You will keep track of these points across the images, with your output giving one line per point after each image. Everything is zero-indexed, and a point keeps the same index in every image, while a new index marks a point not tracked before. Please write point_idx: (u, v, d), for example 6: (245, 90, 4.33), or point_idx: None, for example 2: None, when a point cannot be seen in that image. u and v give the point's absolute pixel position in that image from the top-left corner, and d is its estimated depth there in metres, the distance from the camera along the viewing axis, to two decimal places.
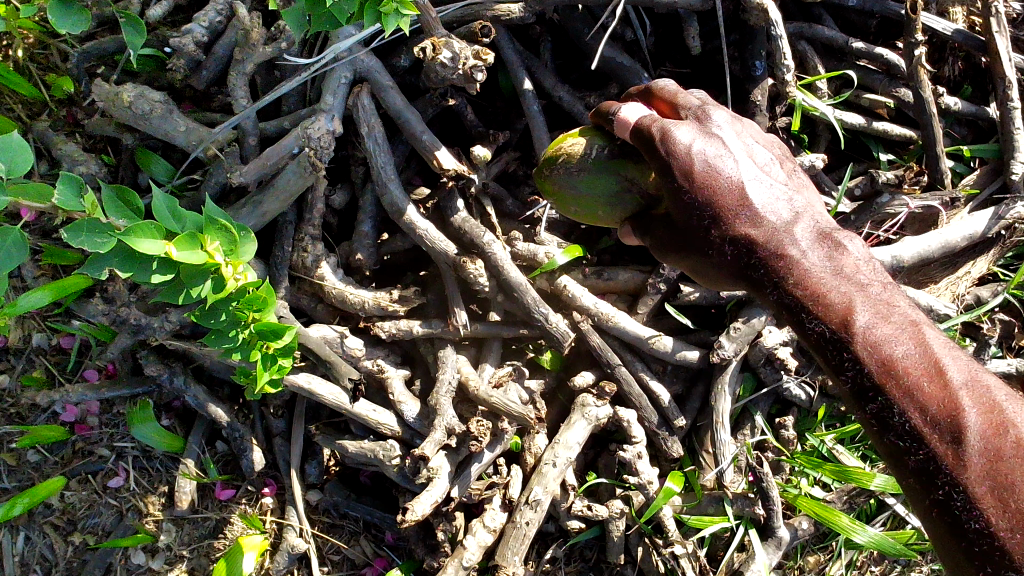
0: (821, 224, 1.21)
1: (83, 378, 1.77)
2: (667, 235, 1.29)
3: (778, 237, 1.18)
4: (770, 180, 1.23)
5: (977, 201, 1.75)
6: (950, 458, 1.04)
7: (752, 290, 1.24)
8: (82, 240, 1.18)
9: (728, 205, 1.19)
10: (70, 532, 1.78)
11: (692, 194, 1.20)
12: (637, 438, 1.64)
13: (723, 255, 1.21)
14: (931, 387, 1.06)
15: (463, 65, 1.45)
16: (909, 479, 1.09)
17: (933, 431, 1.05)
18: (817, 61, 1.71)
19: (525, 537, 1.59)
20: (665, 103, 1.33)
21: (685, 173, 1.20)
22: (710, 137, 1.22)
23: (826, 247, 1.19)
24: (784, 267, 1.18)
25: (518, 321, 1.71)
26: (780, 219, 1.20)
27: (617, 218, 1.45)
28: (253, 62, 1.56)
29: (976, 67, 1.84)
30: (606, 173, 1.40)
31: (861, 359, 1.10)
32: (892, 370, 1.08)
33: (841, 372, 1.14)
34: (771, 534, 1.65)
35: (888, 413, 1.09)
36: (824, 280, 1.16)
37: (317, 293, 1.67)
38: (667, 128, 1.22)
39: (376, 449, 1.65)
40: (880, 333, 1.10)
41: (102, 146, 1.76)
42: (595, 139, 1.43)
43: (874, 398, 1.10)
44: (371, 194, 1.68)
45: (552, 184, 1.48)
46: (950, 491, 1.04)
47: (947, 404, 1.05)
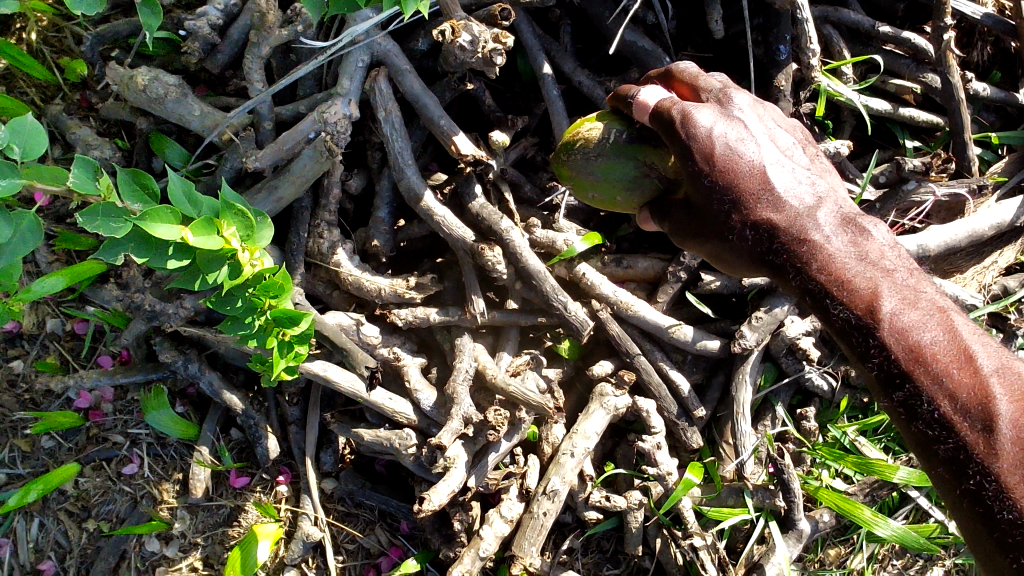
0: (844, 208, 1.21)
1: (98, 365, 1.76)
2: (685, 220, 1.27)
3: (801, 222, 1.18)
4: (793, 165, 1.21)
5: (1005, 188, 1.71)
6: (981, 445, 1.07)
7: (772, 275, 1.24)
8: (97, 225, 1.16)
9: (750, 190, 1.18)
10: (84, 518, 1.78)
11: (714, 179, 1.18)
12: (656, 429, 1.62)
13: (744, 240, 1.20)
14: (960, 374, 1.09)
15: (483, 49, 1.43)
16: (937, 465, 1.13)
17: (963, 419, 1.08)
18: (842, 45, 1.68)
19: (542, 528, 1.57)
20: (683, 85, 1.31)
21: (706, 157, 1.18)
22: (732, 120, 1.20)
23: (849, 232, 1.20)
24: (808, 253, 1.18)
25: (537, 309, 1.68)
26: (803, 204, 1.19)
27: (636, 204, 1.43)
28: (269, 45, 1.54)
29: (1005, 52, 1.80)
30: (624, 158, 1.37)
31: (889, 347, 1.12)
32: (921, 357, 1.11)
33: (866, 359, 1.16)
34: (792, 526, 1.63)
35: (916, 400, 1.12)
36: (849, 266, 1.17)
37: (333, 279, 1.65)
38: (687, 111, 1.20)
39: (391, 439, 1.63)
40: (907, 320, 1.12)
41: (117, 130, 1.75)
42: (612, 123, 1.40)
43: (902, 385, 1.13)
44: (388, 180, 1.66)
45: (569, 169, 1.46)
46: (982, 479, 1.07)
47: (977, 391, 1.08)
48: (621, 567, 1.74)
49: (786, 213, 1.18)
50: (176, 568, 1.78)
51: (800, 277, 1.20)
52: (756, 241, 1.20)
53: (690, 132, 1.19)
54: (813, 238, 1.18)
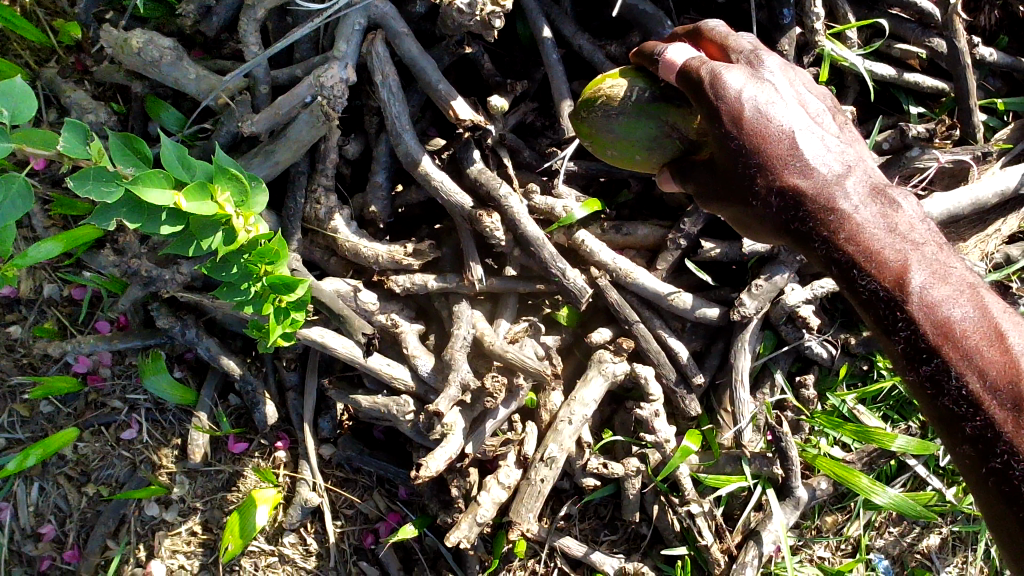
0: (872, 178, 1.19)
1: (96, 330, 1.75)
2: (709, 184, 1.25)
3: (829, 190, 1.14)
4: (823, 132, 1.19)
5: (1010, 156, 1.70)
6: (1010, 425, 1.04)
7: (796, 243, 1.20)
8: (88, 190, 1.15)
9: (779, 155, 1.15)
10: (83, 483, 1.78)
11: (742, 142, 1.16)
12: (654, 396, 1.61)
13: (768, 207, 1.17)
14: (990, 351, 1.06)
15: (482, 12, 1.40)
16: (961, 445, 1.10)
17: (992, 398, 1.05)
18: (847, 9, 1.65)
19: (540, 494, 1.58)
20: (713, 47, 1.29)
21: (734, 120, 1.16)
22: (762, 84, 1.18)
23: (879, 202, 1.17)
24: (834, 222, 1.14)
25: (535, 276, 1.67)
26: (832, 171, 1.16)
27: (655, 163, 1.41)
28: (265, 8, 1.52)
29: (1014, 16, 1.76)
30: (647, 117, 1.35)
31: (918, 321, 1.09)
32: (950, 333, 1.07)
33: (892, 333, 1.12)
34: (789, 493, 1.63)
35: (943, 376, 1.09)
36: (877, 237, 1.14)
37: (330, 245, 1.64)
38: (718, 73, 1.17)
39: (389, 405, 1.62)
40: (938, 294, 1.09)
41: (112, 94, 1.73)
42: (636, 80, 1.37)
43: (928, 360, 1.09)
44: (386, 145, 1.64)
45: (588, 127, 1.43)
46: (1010, 460, 1.04)
47: (1008, 370, 1.05)
48: (619, 533, 1.74)
49: (815, 179, 1.14)
50: (176, 532, 1.78)
51: (825, 246, 1.16)
52: (782, 208, 1.18)
53: (720, 93, 1.17)
54: (841, 206, 1.15)
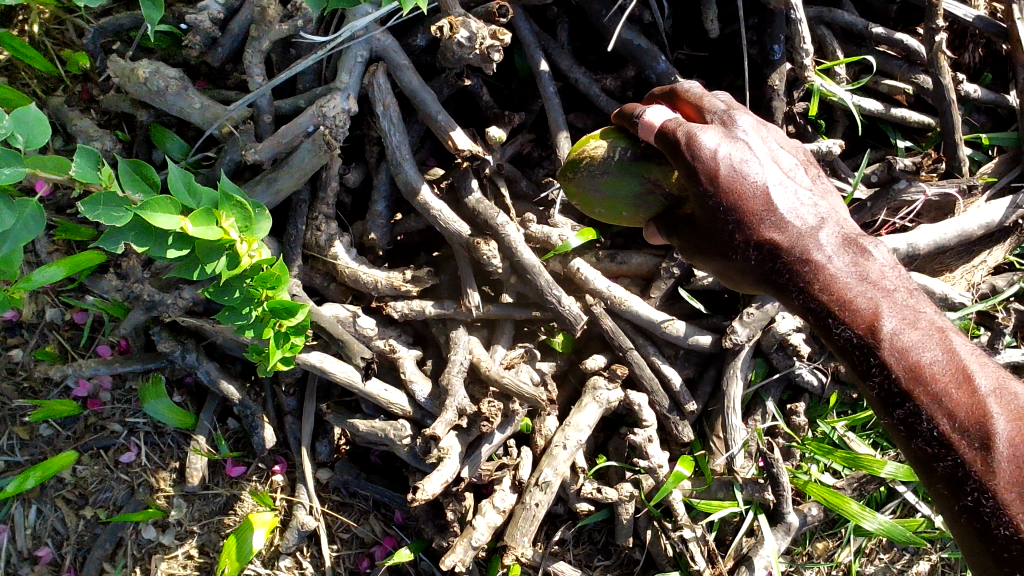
0: (845, 229, 1.22)
1: (96, 354, 1.78)
2: (691, 235, 1.29)
3: (802, 242, 1.18)
4: (796, 185, 1.23)
5: (994, 190, 1.74)
6: (979, 463, 1.08)
7: (775, 292, 1.24)
8: (98, 213, 1.18)
9: (754, 210, 1.19)
10: (81, 505, 1.80)
11: (718, 198, 1.20)
12: (648, 421, 1.64)
13: (747, 259, 1.21)
14: (958, 393, 1.09)
15: (481, 45, 1.45)
16: (937, 484, 1.13)
17: (961, 437, 1.09)
18: (836, 46, 1.70)
19: (534, 518, 1.60)
20: (689, 106, 1.33)
21: (709, 177, 1.20)
22: (736, 142, 1.22)
23: (850, 252, 1.20)
24: (809, 272, 1.18)
25: (531, 303, 1.70)
26: (805, 224, 1.20)
27: (642, 218, 1.44)
28: (270, 40, 1.56)
29: (997, 54, 1.81)
30: (629, 175, 1.39)
31: (890, 366, 1.12)
32: (920, 377, 1.11)
33: (867, 378, 1.16)
34: (781, 519, 1.65)
35: (916, 418, 1.12)
36: (849, 286, 1.17)
37: (330, 272, 1.67)
38: (692, 132, 1.21)
39: (387, 429, 1.65)
40: (908, 339, 1.12)
41: (117, 123, 1.76)
42: (617, 141, 1.42)
43: (902, 404, 1.13)
44: (386, 174, 1.68)
45: (577, 187, 1.48)
46: (980, 497, 1.07)
47: (975, 410, 1.08)
48: (612, 559, 1.76)
49: (789, 233, 1.18)
50: (172, 556, 1.80)
51: (802, 295, 1.19)
52: (759, 260, 1.22)
53: (695, 153, 1.21)
54: (815, 257, 1.19)
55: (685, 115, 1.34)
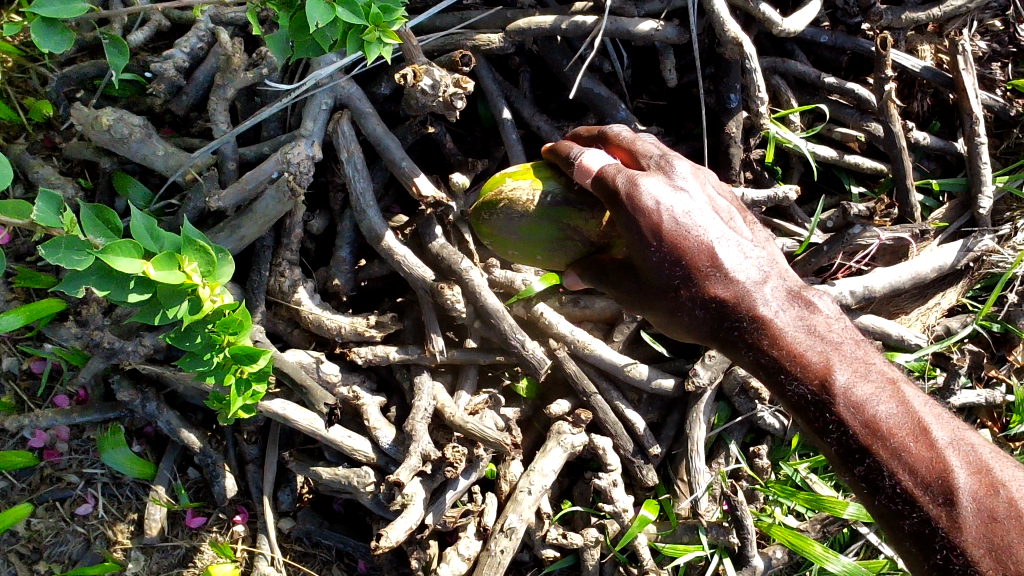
0: (788, 282, 1.27)
1: (54, 404, 1.75)
2: (630, 287, 1.30)
3: (749, 296, 1.22)
4: (739, 238, 1.26)
5: (945, 234, 1.78)
6: (944, 519, 1.13)
7: (722, 346, 1.28)
8: (59, 257, 1.17)
9: (700, 264, 1.22)
10: (35, 560, 1.74)
11: (663, 253, 1.22)
12: (612, 466, 1.64)
13: (693, 316, 1.25)
14: (917, 447, 1.16)
15: (444, 93, 1.47)
16: (904, 542, 1.18)
17: (924, 493, 1.15)
18: (790, 95, 1.75)
19: (499, 565, 1.58)
20: (623, 152, 1.36)
21: (654, 231, 1.22)
22: (678, 191, 1.24)
23: (796, 306, 1.25)
24: (758, 327, 1.23)
25: (495, 348, 1.70)
26: (750, 278, 1.23)
27: (556, 262, 1.49)
28: (234, 88, 1.58)
29: (944, 103, 1.87)
30: (550, 221, 1.43)
31: (847, 421, 1.18)
32: (878, 432, 1.17)
33: (825, 434, 1.22)
34: (745, 562, 1.64)
35: (877, 474, 1.17)
36: (798, 340, 1.23)
37: (293, 318, 1.67)
38: (633, 183, 1.23)
39: (350, 477, 1.63)
40: (861, 394, 1.19)
41: (80, 170, 1.76)
42: (540, 184, 1.45)
43: (861, 460, 1.19)
44: (350, 221, 1.69)
45: (490, 227, 1.51)
46: (949, 553, 1.13)
47: (935, 465, 1.15)
48: None
49: (734, 287, 1.21)
50: None
51: (752, 351, 1.24)
52: (707, 315, 1.25)
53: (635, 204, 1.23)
54: (761, 312, 1.23)
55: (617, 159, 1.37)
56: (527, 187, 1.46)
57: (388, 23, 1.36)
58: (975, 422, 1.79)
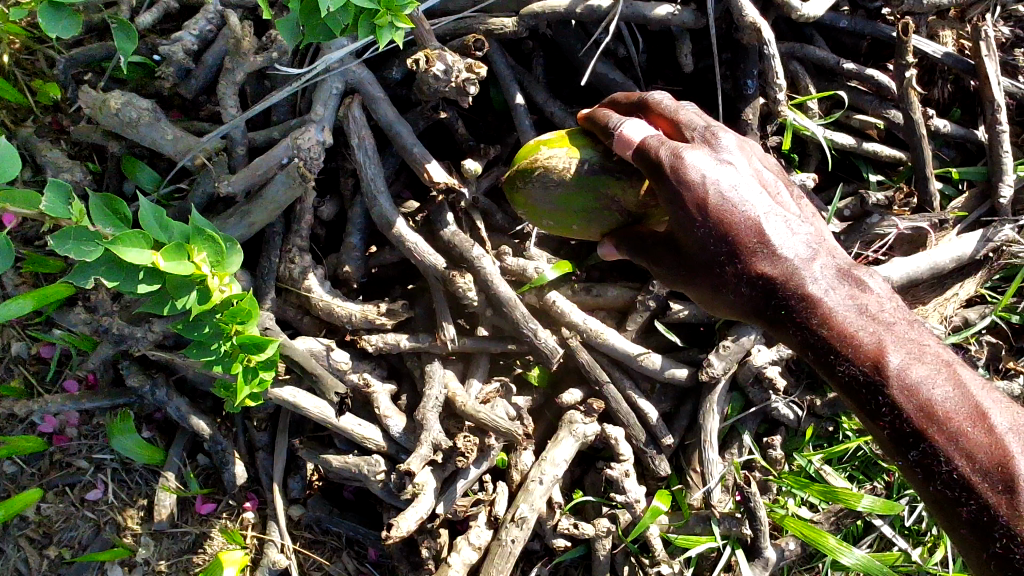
0: (839, 260, 1.23)
1: (63, 389, 1.74)
2: (672, 264, 1.26)
3: (799, 275, 1.18)
4: (786, 214, 1.21)
5: (965, 223, 1.76)
6: (1003, 506, 1.11)
7: (769, 326, 1.24)
8: (68, 247, 1.17)
9: (748, 241, 1.18)
10: (45, 545, 1.75)
11: (709, 230, 1.18)
12: (625, 456, 1.63)
13: (740, 295, 1.21)
14: (976, 432, 1.13)
15: (457, 78, 1.45)
16: (960, 528, 1.16)
17: (982, 480, 1.13)
18: (808, 81, 1.72)
19: (510, 555, 1.58)
20: (665, 122, 1.31)
21: (699, 206, 1.18)
22: (725, 166, 1.20)
23: (847, 284, 1.21)
24: (807, 307, 1.19)
25: (507, 336, 1.69)
26: (799, 255, 1.19)
27: (593, 231, 1.47)
28: (244, 72, 1.56)
29: (965, 90, 1.84)
30: (588, 189, 1.40)
31: (901, 405, 1.15)
32: (933, 416, 1.14)
33: (877, 418, 1.19)
34: (758, 554, 1.64)
35: (932, 459, 1.15)
36: (849, 321, 1.19)
37: (304, 305, 1.65)
38: (678, 157, 1.19)
39: (360, 465, 1.62)
40: (916, 376, 1.15)
41: (88, 154, 1.75)
42: (576, 151, 1.42)
43: (915, 444, 1.16)
44: (361, 206, 1.67)
45: (524, 197, 1.48)
46: (1008, 542, 1.11)
47: (994, 450, 1.12)
48: None
49: (784, 265, 1.17)
50: None
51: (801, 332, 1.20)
52: (753, 294, 1.21)
53: (681, 178, 1.19)
54: (811, 291, 1.19)
55: (658, 128, 1.32)
56: (563, 153, 1.43)
57: (401, 7, 1.34)
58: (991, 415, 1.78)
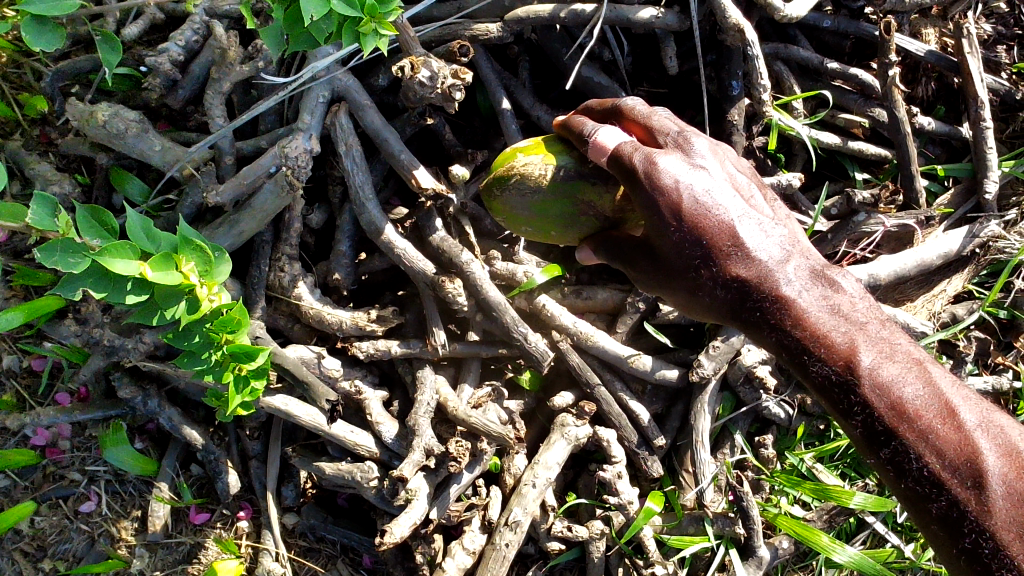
0: (811, 261, 1.23)
1: (55, 402, 1.74)
2: (648, 267, 1.26)
3: (772, 277, 1.19)
4: (760, 216, 1.22)
5: (951, 219, 1.77)
6: (972, 501, 1.13)
7: (743, 327, 1.25)
8: (55, 260, 1.17)
9: (722, 244, 1.19)
10: (39, 558, 1.74)
11: (684, 234, 1.19)
12: (617, 458, 1.63)
13: (715, 297, 1.22)
14: (946, 429, 1.14)
15: (442, 85, 1.46)
16: (931, 524, 1.18)
17: (951, 476, 1.14)
18: (793, 81, 1.72)
19: (504, 559, 1.57)
20: (638, 127, 1.31)
21: (673, 211, 1.19)
22: (698, 171, 1.21)
23: (820, 285, 1.22)
24: (779, 308, 1.20)
25: (498, 340, 1.69)
26: (772, 257, 1.20)
27: (571, 237, 1.48)
28: (230, 81, 1.56)
29: (949, 87, 1.85)
30: (563, 195, 1.41)
31: (873, 404, 1.16)
32: (904, 414, 1.15)
33: (850, 416, 1.19)
34: (752, 553, 1.64)
35: (903, 457, 1.16)
36: (822, 321, 1.20)
37: (294, 313, 1.66)
38: (652, 162, 1.20)
39: (354, 471, 1.64)
40: (888, 375, 1.16)
41: (76, 166, 1.75)
42: (551, 157, 1.43)
43: (886, 442, 1.17)
44: (350, 214, 1.67)
45: (502, 204, 1.49)
46: (977, 537, 1.12)
47: (963, 447, 1.14)
48: None
49: (757, 267, 1.18)
50: None
51: (775, 333, 1.21)
52: (728, 296, 1.21)
53: (655, 183, 1.20)
54: (784, 292, 1.19)
55: (632, 133, 1.33)
56: (539, 161, 1.44)
57: (385, 15, 1.35)
58: None
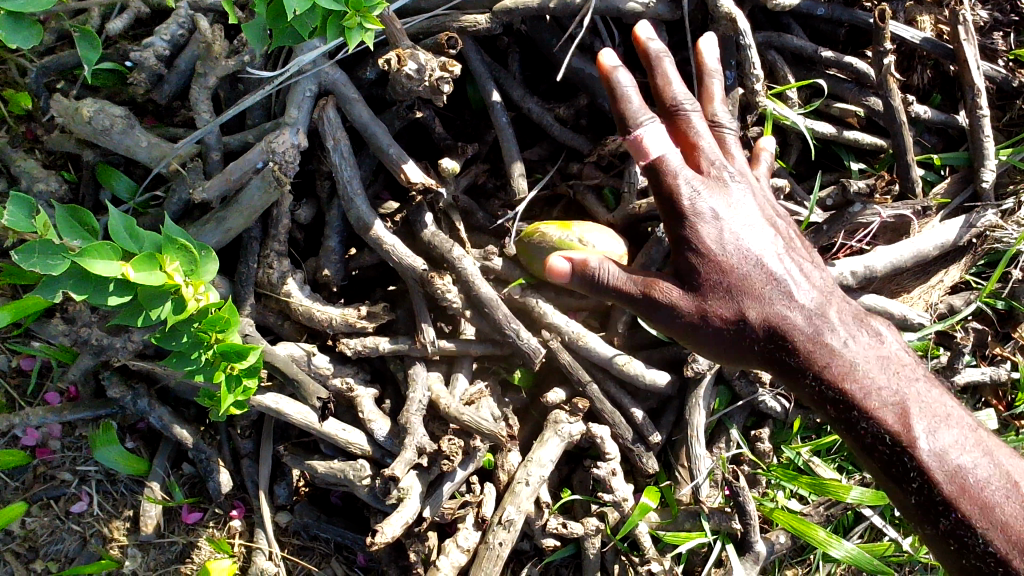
0: (849, 307, 1.38)
1: (45, 401, 1.73)
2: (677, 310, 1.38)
3: (819, 332, 1.32)
4: (799, 261, 1.36)
5: (948, 210, 1.74)
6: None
7: (784, 378, 1.37)
8: (33, 262, 1.15)
9: (774, 302, 1.32)
10: (31, 559, 1.73)
11: (744, 292, 1.31)
12: (610, 455, 1.62)
13: (757, 347, 1.34)
14: (1003, 500, 1.29)
15: (430, 78, 1.44)
16: None
17: (1002, 539, 1.29)
18: (787, 70, 1.70)
19: (498, 558, 1.58)
20: (687, 142, 1.39)
21: (727, 270, 1.31)
22: (730, 202, 1.35)
23: (864, 335, 1.36)
24: (829, 364, 1.33)
25: (490, 338, 1.67)
26: (814, 302, 1.34)
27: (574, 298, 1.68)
28: (216, 76, 1.54)
29: (945, 75, 1.82)
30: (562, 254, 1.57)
31: (932, 470, 1.29)
32: (964, 489, 1.29)
33: (900, 479, 1.33)
34: (748, 548, 1.63)
35: (961, 526, 1.30)
36: (867, 376, 1.33)
37: (283, 310, 1.63)
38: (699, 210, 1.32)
39: (345, 469, 1.62)
40: (945, 444, 1.30)
41: (63, 163, 1.73)
42: (562, 228, 1.58)
43: (946, 513, 1.31)
44: (338, 210, 1.64)
45: (522, 253, 1.64)
46: None
47: (1006, 519, 1.29)
48: None
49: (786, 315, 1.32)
50: None
51: (818, 383, 1.34)
52: (769, 350, 1.34)
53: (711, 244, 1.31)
54: (833, 345, 1.33)
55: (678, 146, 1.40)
56: (554, 228, 1.59)
57: (369, 8, 1.33)
58: (980, 402, 1.77)
